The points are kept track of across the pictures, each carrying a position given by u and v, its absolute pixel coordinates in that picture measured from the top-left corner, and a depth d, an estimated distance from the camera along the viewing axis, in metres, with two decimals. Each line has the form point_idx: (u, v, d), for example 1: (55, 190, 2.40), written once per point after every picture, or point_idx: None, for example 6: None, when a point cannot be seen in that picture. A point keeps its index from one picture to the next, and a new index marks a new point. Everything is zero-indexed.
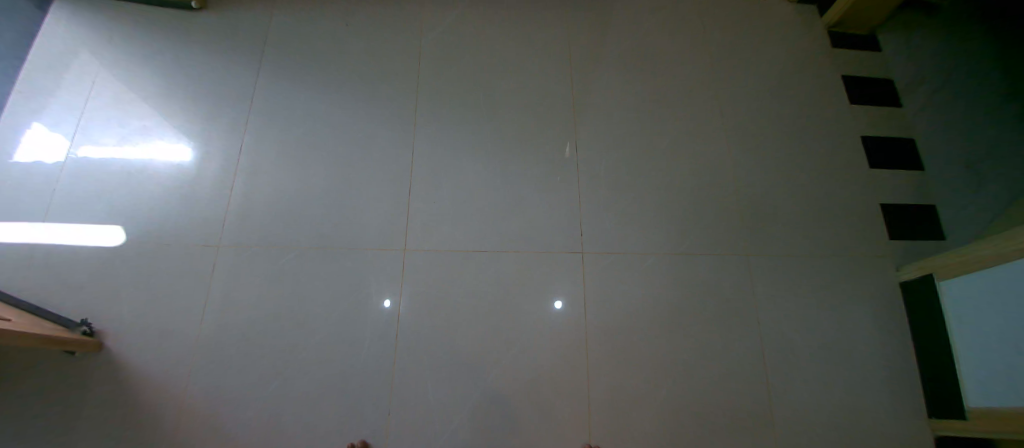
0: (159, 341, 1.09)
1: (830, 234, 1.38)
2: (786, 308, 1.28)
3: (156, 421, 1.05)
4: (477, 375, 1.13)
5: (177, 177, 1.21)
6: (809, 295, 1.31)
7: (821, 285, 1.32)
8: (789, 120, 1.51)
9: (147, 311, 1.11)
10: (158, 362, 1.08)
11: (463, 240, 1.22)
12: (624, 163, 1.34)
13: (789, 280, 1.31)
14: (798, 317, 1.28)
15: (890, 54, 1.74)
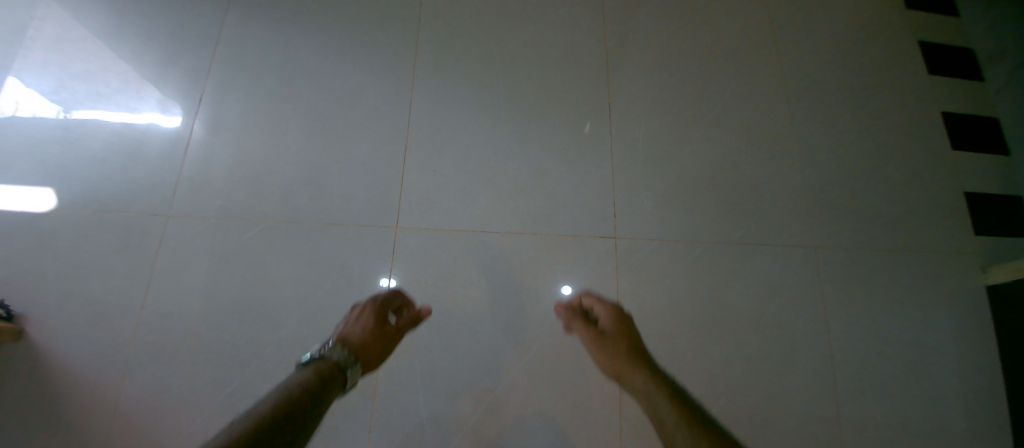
0: (94, 330, 0.89)
1: (907, 226, 1.16)
2: (856, 313, 1.06)
3: (83, 432, 0.85)
4: (481, 385, 0.92)
5: (123, 132, 1.00)
6: (883, 298, 1.08)
7: (897, 287, 1.10)
8: (861, 90, 1.27)
9: (81, 293, 0.90)
10: (91, 356, 0.88)
11: (467, 220, 1.01)
12: (664, 133, 1.12)
13: (860, 280, 1.09)
14: (869, 325, 1.06)
15: (976, 15, 1.47)
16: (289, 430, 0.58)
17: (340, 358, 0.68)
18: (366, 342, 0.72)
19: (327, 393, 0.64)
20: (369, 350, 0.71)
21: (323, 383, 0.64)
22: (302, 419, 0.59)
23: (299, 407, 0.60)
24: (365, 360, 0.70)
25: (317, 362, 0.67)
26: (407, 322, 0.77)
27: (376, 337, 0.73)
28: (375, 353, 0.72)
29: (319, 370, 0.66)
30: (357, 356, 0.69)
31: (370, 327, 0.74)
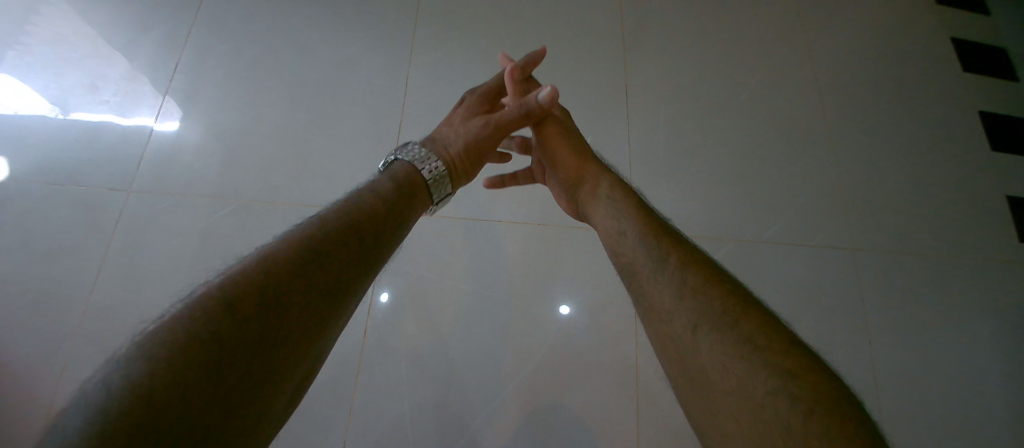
0: (22, 317, 0.75)
1: (963, 225, 1.01)
2: (912, 322, 0.91)
3: None
4: (478, 393, 0.80)
5: (85, 101, 0.90)
6: (942, 305, 0.93)
7: (959, 293, 0.95)
8: (896, 82, 1.17)
9: (14, 274, 0.77)
10: (12, 347, 0.73)
11: (465, 208, 0.92)
12: (683, 121, 1.03)
13: (913, 284, 0.94)
14: (929, 336, 0.90)
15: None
16: (359, 248, 0.46)
17: (427, 166, 0.60)
18: (462, 147, 0.66)
19: (406, 203, 0.55)
20: (464, 153, 0.65)
21: (395, 196, 0.54)
22: (374, 240, 0.48)
23: (371, 226, 0.49)
24: (459, 164, 0.64)
25: (400, 162, 0.59)
26: (514, 118, 0.69)
27: (478, 139, 0.67)
28: (475, 159, 0.67)
29: (408, 169, 0.59)
30: (450, 162, 0.63)
31: (471, 130, 0.68)
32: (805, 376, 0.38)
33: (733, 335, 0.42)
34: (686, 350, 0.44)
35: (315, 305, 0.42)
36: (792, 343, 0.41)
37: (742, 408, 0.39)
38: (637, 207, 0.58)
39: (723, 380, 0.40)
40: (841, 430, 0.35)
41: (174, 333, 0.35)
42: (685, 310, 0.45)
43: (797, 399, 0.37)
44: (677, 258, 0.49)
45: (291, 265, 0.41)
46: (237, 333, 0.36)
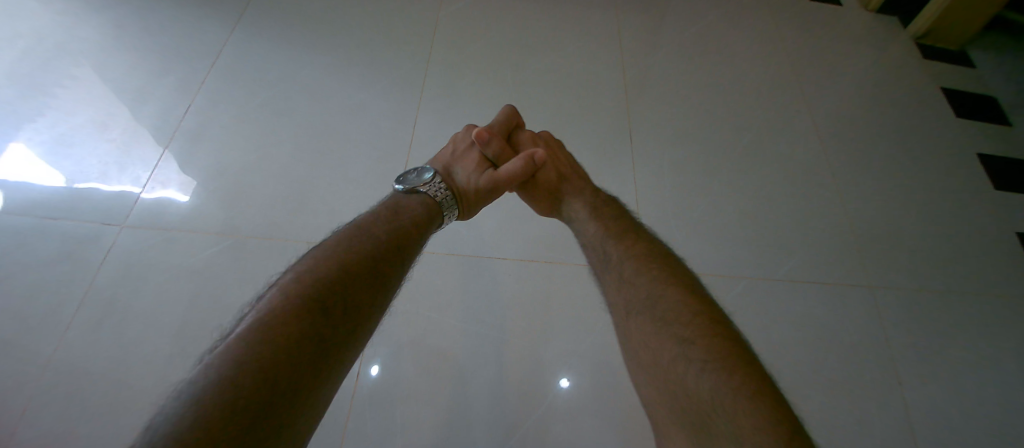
0: None
1: (984, 265, 0.98)
2: (948, 366, 0.85)
3: None
4: (481, 445, 0.73)
5: (93, 138, 0.90)
6: (977, 348, 0.88)
7: (993, 336, 0.89)
8: (895, 125, 1.19)
9: None
10: None
11: (470, 245, 0.89)
12: (688, 161, 1.03)
13: (943, 324, 0.89)
14: (968, 382, 0.84)
15: (1006, 60, 1.40)
16: (398, 254, 0.50)
17: (444, 201, 0.63)
18: (478, 187, 0.67)
19: (434, 219, 0.60)
20: (476, 192, 0.67)
21: (428, 211, 0.59)
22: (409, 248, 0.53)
23: (408, 238, 0.53)
24: (471, 201, 0.67)
25: (423, 196, 0.61)
26: (516, 174, 0.67)
27: (483, 193, 0.67)
28: (488, 197, 0.68)
29: (430, 202, 0.61)
30: (463, 199, 0.66)
31: (477, 181, 0.68)
32: (704, 336, 0.42)
33: (649, 313, 0.46)
34: (622, 331, 0.49)
35: (369, 303, 0.44)
36: (703, 309, 0.45)
37: (658, 372, 0.43)
38: (592, 211, 0.63)
39: (645, 350, 0.45)
40: (731, 377, 0.38)
41: (259, 337, 0.37)
42: (619, 297, 0.50)
43: (695, 358, 0.40)
44: (616, 253, 0.54)
45: (341, 265, 0.45)
46: (317, 330, 0.39)
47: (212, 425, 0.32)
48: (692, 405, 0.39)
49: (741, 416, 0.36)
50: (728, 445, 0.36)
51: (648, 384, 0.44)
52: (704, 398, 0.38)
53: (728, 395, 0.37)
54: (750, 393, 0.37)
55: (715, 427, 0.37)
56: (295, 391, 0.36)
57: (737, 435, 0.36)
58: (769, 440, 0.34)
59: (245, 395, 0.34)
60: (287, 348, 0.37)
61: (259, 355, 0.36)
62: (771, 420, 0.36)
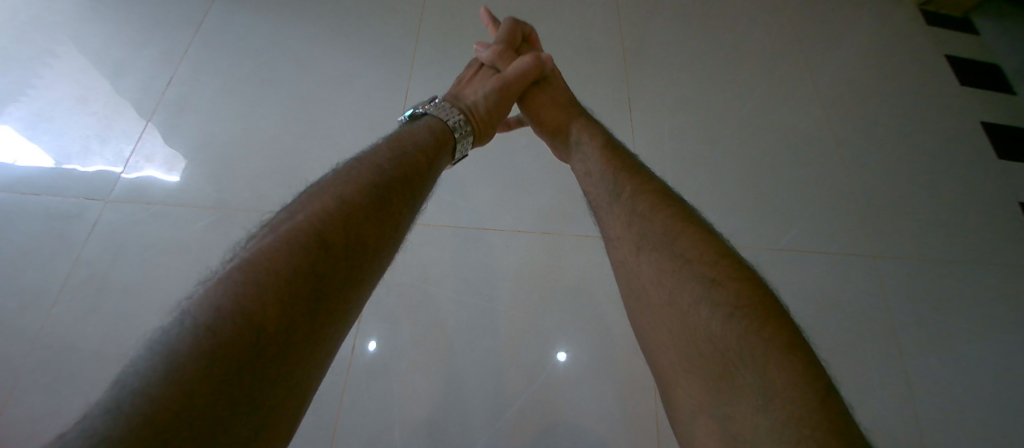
0: None
1: (985, 233, 0.97)
2: (945, 332, 0.85)
3: None
4: (478, 417, 0.72)
5: (74, 112, 0.87)
6: (976, 314, 0.87)
7: (991, 303, 0.89)
8: (898, 93, 1.16)
9: None
10: None
11: (466, 216, 0.88)
12: (688, 130, 1.01)
13: (942, 291, 0.88)
14: (966, 348, 0.84)
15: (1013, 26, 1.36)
16: (404, 191, 0.46)
17: (453, 118, 0.61)
18: (485, 104, 0.66)
19: (441, 154, 0.56)
20: (485, 108, 0.65)
21: (436, 143, 0.55)
22: (416, 185, 0.48)
23: (414, 173, 0.48)
24: (483, 120, 0.65)
25: (431, 116, 0.59)
26: (521, 76, 0.70)
27: (494, 101, 0.67)
28: (497, 115, 0.67)
29: (439, 121, 0.59)
30: (475, 117, 0.64)
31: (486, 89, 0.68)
32: (732, 282, 0.39)
33: (666, 254, 0.43)
34: (632, 271, 0.46)
35: (370, 243, 0.40)
36: (727, 255, 0.42)
37: (672, 317, 0.40)
38: (605, 149, 0.59)
39: (660, 293, 0.42)
40: (761, 329, 0.36)
41: (238, 274, 0.33)
42: (632, 236, 0.48)
43: (722, 304, 0.38)
44: (630, 189, 0.51)
45: (342, 197, 0.40)
46: (309, 266, 0.35)
47: (188, 376, 0.28)
48: (712, 353, 0.37)
49: (770, 369, 0.34)
50: (749, 398, 0.34)
51: (659, 329, 0.42)
52: (729, 346, 0.36)
53: (759, 346, 0.35)
54: (781, 347, 0.35)
55: (739, 378, 0.34)
56: (291, 333, 0.33)
57: (763, 387, 0.33)
58: (799, 396, 0.32)
59: (233, 336, 0.30)
60: (279, 285, 0.33)
61: (253, 291, 0.32)
62: (797, 379, 0.33)
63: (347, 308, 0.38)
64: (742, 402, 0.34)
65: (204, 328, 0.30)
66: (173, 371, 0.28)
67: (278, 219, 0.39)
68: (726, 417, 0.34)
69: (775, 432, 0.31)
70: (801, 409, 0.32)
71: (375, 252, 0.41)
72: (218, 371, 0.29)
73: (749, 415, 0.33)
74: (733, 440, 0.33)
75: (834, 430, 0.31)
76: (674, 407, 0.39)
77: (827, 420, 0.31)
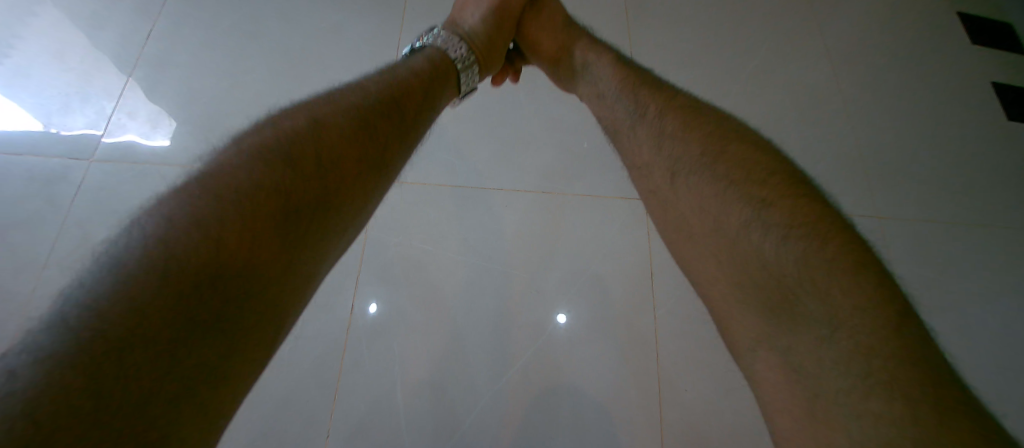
0: None
1: (987, 195, 0.97)
2: (943, 293, 0.86)
3: None
4: (481, 378, 0.72)
5: (51, 68, 0.82)
6: (974, 274, 0.88)
7: (990, 263, 0.90)
8: (911, 50, 1.12)
9: None
10: None
11: (464, 176, 0.85)
12: (692, 91, 0.99)
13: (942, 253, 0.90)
14: (963, 308, 0.85)
15: None
16: (383, 124, 0.45)
17: (453, 47, 0.63)
18: (484, 29, 0.66)
19: (440, 86, 0.58)
20: (485, 34, 0.66)
21: (427, 78, 0.55)
22: (397, 121, 0.47)
23: (395, 108, 0.48)
24: (484, 48, 0.66)
25: (430, 48, 0.61)
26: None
27: (492, 26, 0.67)
28: (498, 41, 0.68)
29: (439, 52, 0.61)
30: (476, 45, 0.65)
31: (484, 13, 0.67)
32: (783, 203, 0.38)
33: (708, 179, 0.42)
34: (670, 199, 0.46)
35: (347, 169, 0.39)
36: (773, 175, 0.41)
37: (721, 244, 0.39)
38: (614, 64, 0.63)
39: (703, 220, 0.41)
40: (821, 250, 0.35)
41: (201, 192, 0.31)
42: (667, 161, 0.47)
43: (774, 227, 0.37)
44: (656, 109, 0.53)
45: (315, 126, 0.39)
46: (280, 186, 0.34)
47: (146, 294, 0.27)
48: (767, 279, 0.36)
49: (834, 294, 0.33)
50: (815, 324, 0.33)
51: (706, 256, 0.41)
52: (789, 271, 0.35)
53: (818, 268, 0.34)
54: (849, 266, 0.34)
55: (800, 307, 0.34)
56: (264, 256, 0.31)
57: (828, 314, 0.33)
58: (866, 321, 0.32)
59: (198, 254, 0.29)
60: (248, 204, 0.32)
61: (220, 207, 0.31)
62: (869, 299, 0.32)
63: (330, 232, 0.37)
64: (806, 331, 0.33)
65: (171, 239, 0.29)
66: (128, 288, 0.26)
67: (252, 138, 0.37)
68: (790, 347, 0.33)
69: (845, 361, 0.31)
70: (868, 335, 0.31)
71: (360, 177, 0.40)
72: (185, 290, 0.28)
73: (816, 346, 0.32)
74: (801, 370, 0.33)
75: (910, 354, 0.30)
76: (730, 337, 0.39)
77: (901, 343, 0.31)
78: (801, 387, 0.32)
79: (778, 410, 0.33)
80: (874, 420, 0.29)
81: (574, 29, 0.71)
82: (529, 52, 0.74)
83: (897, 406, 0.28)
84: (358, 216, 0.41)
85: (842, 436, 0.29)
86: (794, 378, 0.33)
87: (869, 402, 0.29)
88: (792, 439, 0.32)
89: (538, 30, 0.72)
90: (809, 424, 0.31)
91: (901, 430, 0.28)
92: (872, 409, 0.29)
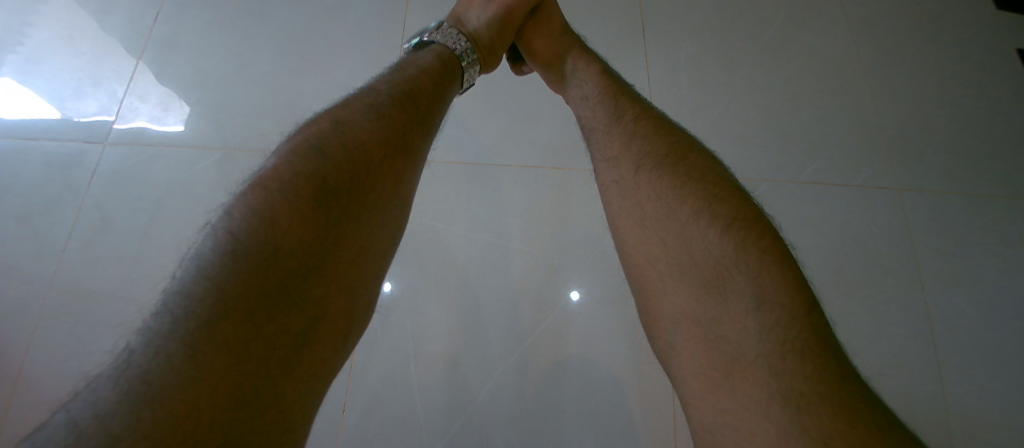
0: None
1: (1014, 162, 0.93)
2: (970, 261, 0.83)
3: None
4: (494, 352, 0.72)
5: (62, 54, 0.83)
6: (999, 242, 0.85)
7: (1017, 231, 0.86)
8: (934, 13, 1.07)
9: None
10: None
11: (474, 153, 0.85)
12: (707, 58, 0.95)
13: (967, 221, 0.86)
14: (987, 276, 0.82)
15: None
16: (415, 133, 0.50)
17: (458, 44, 0.66)
18: (488, 30, 0.70)
19: (449, 81, 0.61)
20: (489, 34, 0.70)
21: (435, 73, 0.58)
22: (423, 127, 0.52)
23: (421, 112, 0.52)
24: (488, 46, 0.70)
25: (437, 44, 0.64)
26: (521, 2, 0.71)
27: (496, 26, 0.70)
28: (501, 41, 0.72)
29: (445, 48, 0.64)
30: (479, 44, 0.69)
31: (489, 15, 0.71)
32: (730, 200, 0.43)
33: (668, 173, 0.47)
34: (630, 189, 0.50)
35: (385, 180, 0.45)
36: (725, 179, 0.46)
37: (669, 230, 0.44)
38: (599, 74, 0.65)
39: (658, 207, 0.46)
40: (755, 240, 0.40)
41: (257, 194, 0.37)
42: (634, 156, 0.51)
43: (718, 218, 0.41)
44: (633, 114, 0.56)
45: (353, 133, 0.44)
46: (326, 192, 0.39)
47: (234, 291, 0.33)
48: (707, 261, 0.41)
49: (763, 277, 0.38)
50: (742, 303, 0.38)
51: (651, 239, 0.46)
52: (726, 256, 0.40)
53: (751, 256, 0.39)
54: (774, 255, 0.39)
55: (734, 285, 0.39)
56: (308, 255, 0.37)
57: (755, 292, 0.37)
58: (786, 301, 0.37)
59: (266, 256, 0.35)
60: (307, 213, 0.38)
61: (280, 212, 0.37)
62: (786, 285, 0.37)
63: (367, 216, 0.43)
64: (735, 307, 0.38)
65: (240, 238, 0.35)
66: (220, 283, 0.33)
67: (294, 142, 0.42)
68: (716, 320, 0.39)
69: (764, 331, 0.36)
70: (785, 311, 0.36)
71: (385, 166, 0.45)
72: (261, 268, 0.35)
73: (743, 317, 0.37)
74: (721, 340, 0.38)
75: (813, 330, 0.35)
76: (656, 312, 0.44)
77: (806, 320, 0.36)
78: (719, 354, 0.37)
79: (693, 374, 0.38)
80: (778, 377, 0.34)
81: (571, 36, 0.73)
82: (524, 56, 0.77)
83: (808, 368, 0.33)
84: (392, 200, 0.46)
85: (762, 390, 0.34)
86: (714, 346, 0.38)
87: (784, 364, 0.34)
88: (703, 396, 0.37)
89: (536, 34, 0.74)
90: (724, 381, 0.36)
91: (807, 382, 0.33)
92: (784, 370, 0.34)
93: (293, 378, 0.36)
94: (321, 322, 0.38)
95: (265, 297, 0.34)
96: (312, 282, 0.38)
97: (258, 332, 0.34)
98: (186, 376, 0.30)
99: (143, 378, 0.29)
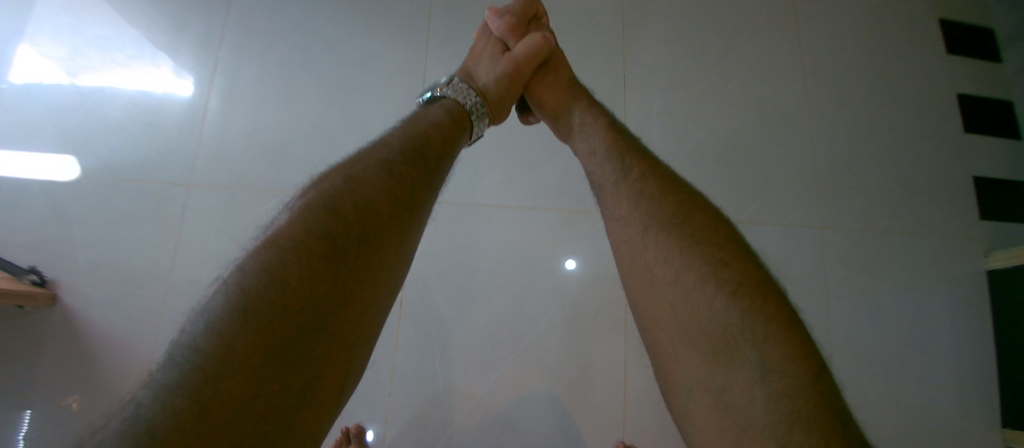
0: (122, 291, 0.89)
1: (915, 204, 1.15)
2: (863, 288, 1.07)
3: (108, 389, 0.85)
4: (495, 352, 0.96)
5: (139, 100, 0.99)
6: (887, 273, 1.09)
7: (902, 267, 1.10)
8: (878, 69, 1.25)
9: (105, 258, 0.90)
10: (119, 317, 0.88)
11: (480, 193, 1.04)
12: (679, 110, 1.13)
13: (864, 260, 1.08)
14: (872, 301, 1.06)
15: None
16: (416, 189, 0.57)
17: (468, 99, 0.82)
18: (498, 85, 0.87)
19: (458, 130, 0.75)
20: (496, 89, 0.86)
21: (445, 127, 0.72)
22: (426, 184, 0.59)
23: (424, 169, 0.60)
24: (496, 99, 0.86)
25: (447, 99, 0.80)
26: (527, 56, 0.89)
27: (504, 80, 0.87)
28: (508, 94, 0.88)
29: (456, 102, 0.80)
30: (488, 99, 0.85)
31: (499, 71, 0.88)
32: (734, 266, 0.52)
33: (674, 237, 0.56)
34: (641, 247, 0.59)
35: (390, 236, 0.52)
36: (727, 242, 0.55)
37: (680, 295, 0.53)
38: (606, 129, 0.77)
39: (669, 271, 0.55)
40: (758, 307, 0.49)
41: (273, 254, 0.44)
42: (642, 216, 0.61)
43: (727, 285, 0.50)
44: (639, 171, 0.66)
45: (366, 194, 0.51)
46: (333, 249, 0.46)
47: (235, 347, 0.38)
48: (716, 327, 0.49)
49: (769, 345, 0.46)
50: (751, 369, 0.46)
51: (666, 304, 0.54)
52: (732, 323, 0.48)
53: (758, 324, 0.47)
54: (778, 323, 0.47)
55: (742, 352, 0.47)
56: (321, 313, 0.44)
57: (762, 361, 0.46)
58: (793, 368, 0.45)
59: (269, 310, 0.41)
60: (313, 270, 0.44)
61: (293, 272, 0.43)
62: (791, 351, 0.46)
63: (375, 274, 0.50)
64: (743, 374, 0.46)
65: (246, 296, 0.41)
66: (222, 337, 0.38)
67: (302, 197, 0.49)
68: (726, 388, 0.47)
69: (772, 397, 0.44)
70: (791, 379, 0.44)
71: (394, 222, 0.52)
72: (263, 326, 0.40)
73: (751, 385, 0.45)
74: (731, 407, 0.46)
75: (818, 397, 0.44)
76: (674, 377, 0.52)
77: (811, 387, 0.44)
78: (732, 422, 0.45)
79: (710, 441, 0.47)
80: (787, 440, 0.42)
81: (573, 88, 0.90)
82: (532, 105, 0.94)
83: (814, 438, 0.41)
84: (398, 255, 0.54)
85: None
86: (726, 412, 0.46)
87: (791, 432, 0.42)
88: None
89: (542, 87, 0.92)
90: None
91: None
92: (792, 439, 0.41)
93: (295, 437, 0.41)
94: (321, 377, 0.44)
95: (276, 349, 0.40)
96: (314, 338, 0.44)
97: (261, 388, 0.39)
98: (183, 423, 0.35)
99: (151, 426, 0.34)
